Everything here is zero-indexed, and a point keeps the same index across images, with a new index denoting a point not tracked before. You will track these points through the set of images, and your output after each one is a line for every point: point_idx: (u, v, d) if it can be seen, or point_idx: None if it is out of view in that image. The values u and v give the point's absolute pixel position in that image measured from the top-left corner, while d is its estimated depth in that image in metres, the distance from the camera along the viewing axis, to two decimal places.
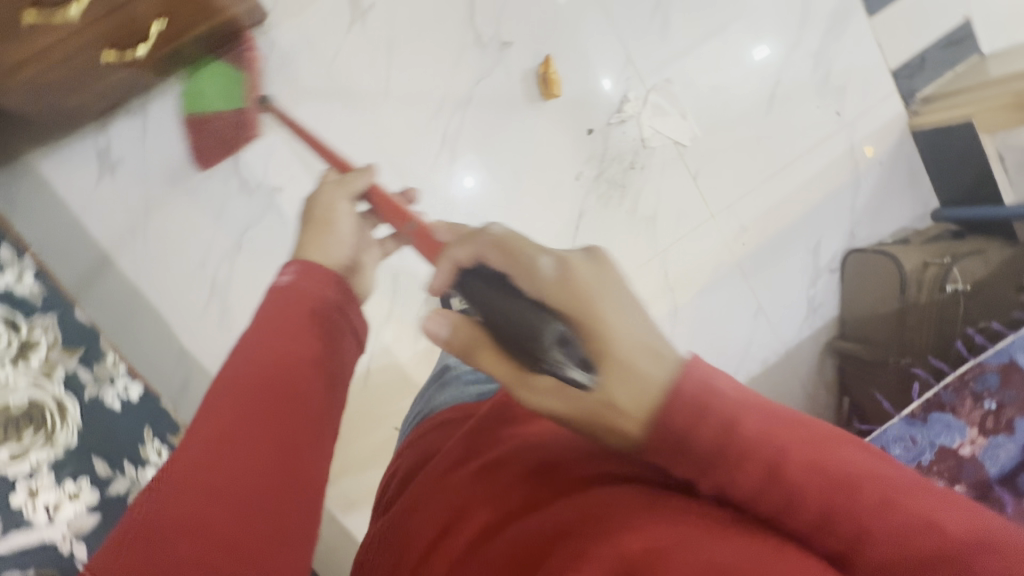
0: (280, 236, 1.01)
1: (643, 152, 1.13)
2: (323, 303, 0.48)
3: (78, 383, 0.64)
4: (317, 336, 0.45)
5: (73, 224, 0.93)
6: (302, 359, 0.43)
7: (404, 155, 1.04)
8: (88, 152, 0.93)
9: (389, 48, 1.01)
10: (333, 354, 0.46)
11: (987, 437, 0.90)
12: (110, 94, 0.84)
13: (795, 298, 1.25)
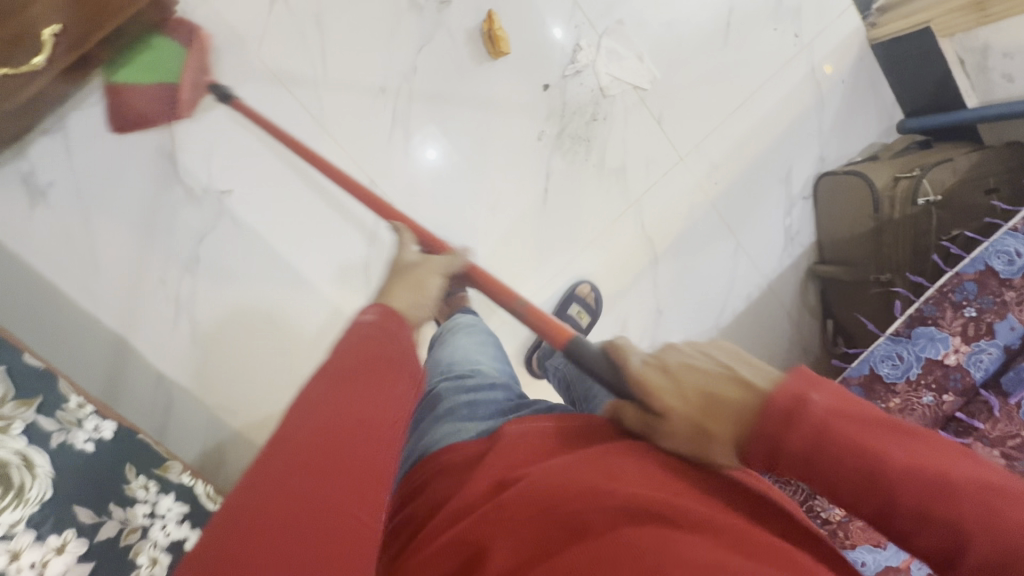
0: (240, 241, 0.96)
1: (604, 102, 1.09)
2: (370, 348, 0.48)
3: (41, 432, 0.58)
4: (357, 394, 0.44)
5: (10, 260, 0.86)
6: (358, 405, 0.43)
7: (356, 137, 0.98)
8: (10, 181, 0.86)
9: (318, 23, 0.93)
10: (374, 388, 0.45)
11: (970, 344, 0.90)
12: (19, 114, 0.77)
13: (770, 229, 1.26)
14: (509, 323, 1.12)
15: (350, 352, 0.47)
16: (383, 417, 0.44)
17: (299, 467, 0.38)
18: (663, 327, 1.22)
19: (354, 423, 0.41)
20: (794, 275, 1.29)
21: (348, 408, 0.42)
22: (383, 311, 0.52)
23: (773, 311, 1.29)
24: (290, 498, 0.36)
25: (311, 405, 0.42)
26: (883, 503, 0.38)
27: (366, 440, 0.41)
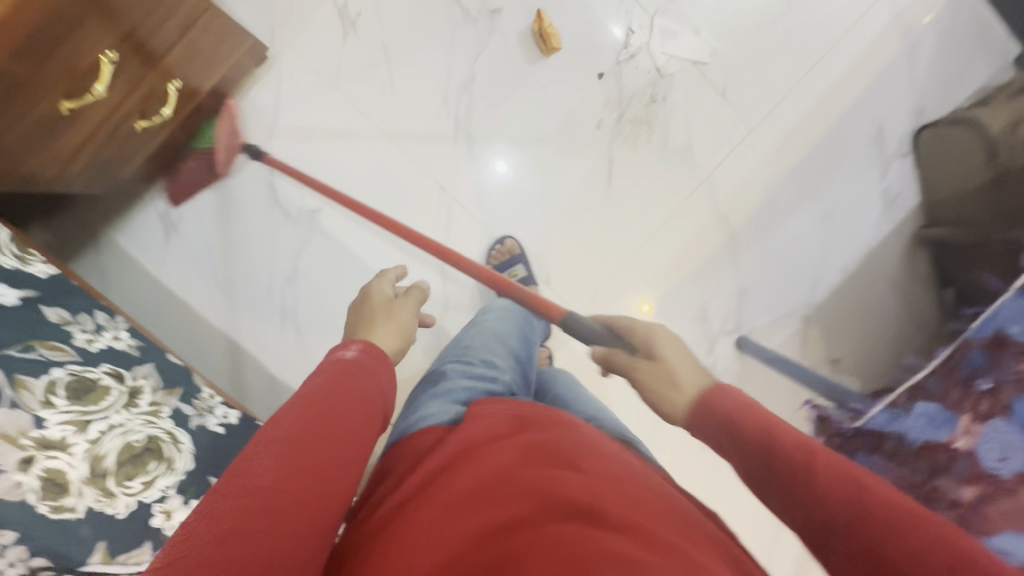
0: (330, 253, 1.07)
1: (662, 82, 1.07)
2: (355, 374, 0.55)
3: (183, 416, 0.69)
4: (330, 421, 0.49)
5: (154, 284, 1.04)
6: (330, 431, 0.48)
7: (425, 148, 1.06)
8: (150, 218, 1.03)
9: (385, 48, 1.02)
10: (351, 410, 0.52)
11: None
12: (155, 159, 0.93)
13: (863, 194, 1.15)
14: (583, 313, 1.13)
15: (333, 373, 0.54)
16: (355, 427, 0.50)
17: (282, 457, 0.45)
18: (748, 309, 1.15)
19: (331, 430, 0.48)
20: (898, 243, 1.16)
21: (327, 419, 0.49)
22: (366, 348, 0.59)
23: (876, 284, 1.17)
24: (269, 486, 0.43)
25: (286, 432, 0.47)
26: (813, 493, 0.44)
27: (340, 444, 0.48)
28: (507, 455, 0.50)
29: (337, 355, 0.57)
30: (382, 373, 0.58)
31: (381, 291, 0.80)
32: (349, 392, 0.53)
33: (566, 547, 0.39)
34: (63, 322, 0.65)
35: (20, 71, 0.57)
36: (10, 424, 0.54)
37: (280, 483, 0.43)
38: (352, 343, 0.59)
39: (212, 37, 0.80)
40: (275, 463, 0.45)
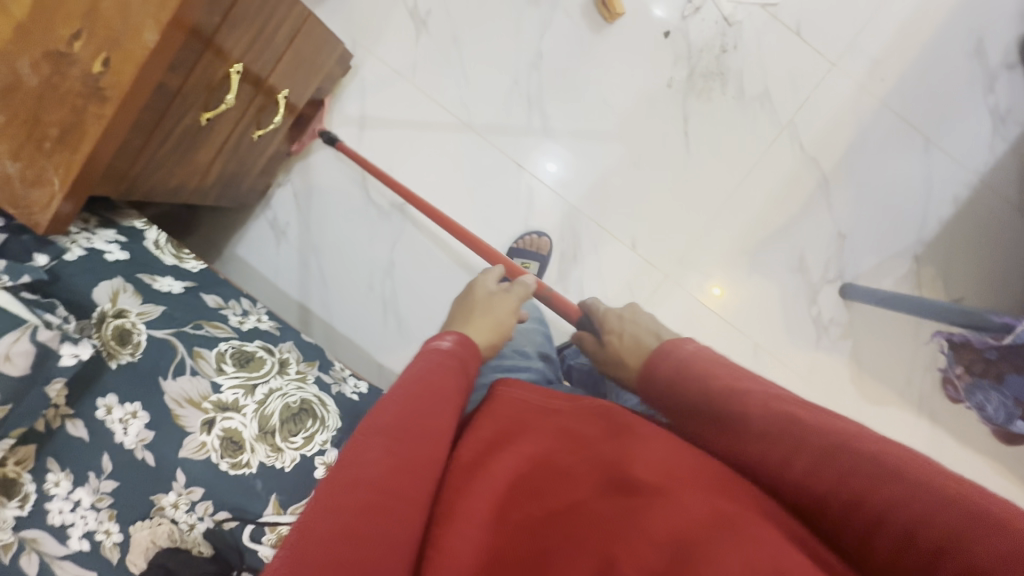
0: (422, 242, 1.12)
1: (731, 31, 1.06)
2: (453, 364, 0.59)
3: (324, 383, 0.74)
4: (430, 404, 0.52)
5: (272, 287, 1.16)
6: (426, 417, 0.51)
7: (502, 131, 1.10)
8: (263, 227, 1.15)
9: (455, 41, 1.08)
10: (450, 397, 0.55)
11: None
12: (265, 171, 1.03)
13: (969, 116, 1.06)
14: (673, 275, 1.12)
15: (430, 368, 0.57)
16: (448, 419, 0.52)
17: (388, 450, 0.47)
18: (851, 253, 1.09)
19: (427, 422, 0.50)
20: (1015, 163, 1.07)
21: (423, 410, 0.51)
22: (461, 339, 0.63)
23: (993, 210, 1.08)
24: (385, 469, 0.45)
25: (382, 419, 0.50)
26: (796, 463, 0.46)
27: (436, 437, 0.50)
28: (553, 438, 0.53)
29: (435, 345, 0.61)
30: (470, 363, 0.61)
31: (484, 286, 0.79)
32: (445, 377, 0.56)
33: (627, 533, 0.43)
34: (218, 306, 0.73)
35: (172, 86, 0.65)
36: (193, 390, 0.65)
37: (392, 474, 0.45)
38: (447, 335, 0.63)
39: (312, 44, 0.87)
40: (382, 455, 0.47)
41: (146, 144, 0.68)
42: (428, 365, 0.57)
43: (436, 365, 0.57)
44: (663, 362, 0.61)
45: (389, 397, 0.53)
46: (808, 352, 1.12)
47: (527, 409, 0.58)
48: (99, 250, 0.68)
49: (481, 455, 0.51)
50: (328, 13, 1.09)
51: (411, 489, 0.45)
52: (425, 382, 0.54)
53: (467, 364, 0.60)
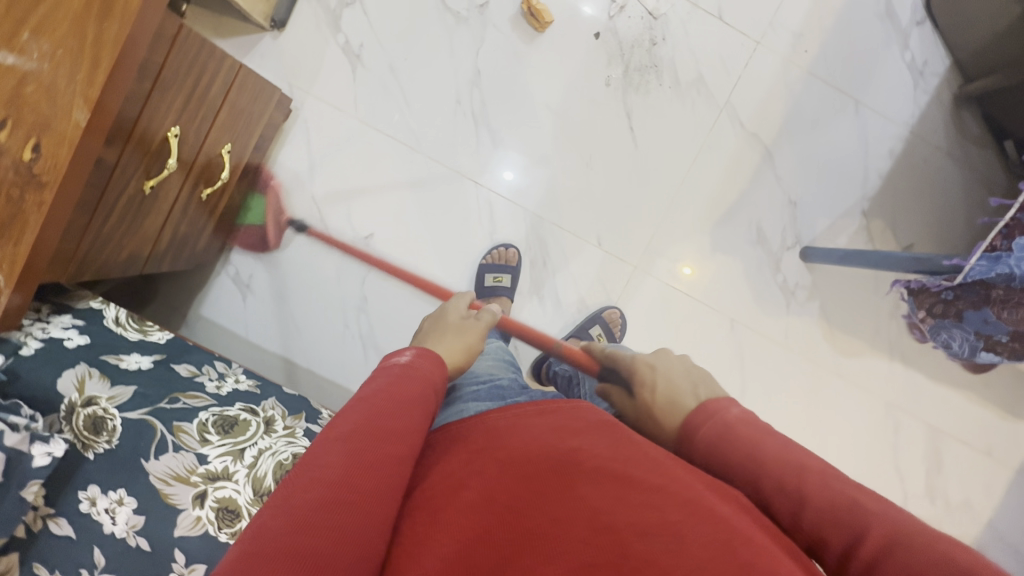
0: (392, 273, 1.12)
1: (657, 24, 1.09)
2: (420, 371, 0.58)
3: (314, 433, 0.73)
4: (398, 410, 0.51)
5: (245, 341, 1.14)
6: (397, 422, 0.50)
7: (453, 152, 1.11)
8: (226, 283, 1.13)
9: (392, 70, 1.09)
10: (418, 402, 0.54)
11: None
12: (220, 227, 1.01)
13: (889, 73, 1.12)
14: (642, 265, 1.15)
15: (394, 379, 0.55)
16: (416, 425, 0.52)
17: (351, 452, 0.46)
18: (804, 218, 1.14)
19: (396, 425, 0.50)
20: (939, 111, 1.13)
21: (392, 418, 0.50)
22: (421, 352, 0.61)
23: (928, 159, 1.14)
24: (353, 470, 0.45)
25: (350, 426, 0.49)
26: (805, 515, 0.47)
27: (404, 443, 0.49)
28: (533, 435, 0.55)
29: (395, 358, 0.60)
30: (437, 372, 0.60)
31: (455, 312, 0.86)
32: (413, 384, 0.55)
33: (603, 517, 0.45)
34: (192, 374, 0.72)
35: (110, 158, 0.64)
36: (179, 465, 0.63)
37: (355, 476, 0.45)
38: (405, 348, 0.62)
39: (249, 94, 0.86)
40: (343, 457, 0.46)
41: (91, 222, 0.66)
42: (393, 375, 0.56)
43: (403, 374, 0.56)
44: (704, 427, 0.57)
45: (356, 404, 0.52)
46: (782, 319, 1.16)
47: (505, 421, 0.58)
48: (57, 337, 0.66)
49: (465, 465, 0.52)
50: (258, 58, 1.08)
51: (373, 489, 0.45)
52: (391, 390, 0.54)
53: (437, 369, 0.60)
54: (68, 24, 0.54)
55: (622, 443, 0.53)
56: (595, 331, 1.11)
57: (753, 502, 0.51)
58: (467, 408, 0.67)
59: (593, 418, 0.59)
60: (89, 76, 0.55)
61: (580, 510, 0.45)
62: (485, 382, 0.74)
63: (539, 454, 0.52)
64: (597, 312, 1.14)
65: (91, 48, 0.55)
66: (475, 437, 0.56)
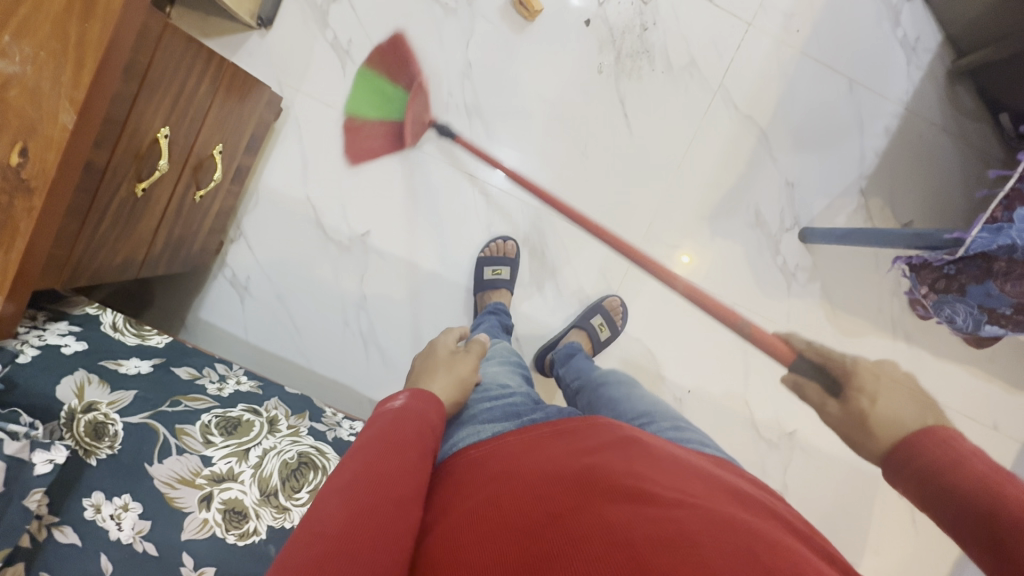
0: (390, 270, 1.11)
1: (648, 9, 1.08)
2: (414, 413, 0.59)
3: (318, 431, 0.73)
4: (397, 452, 0.52)
5: (245, 345, 1.13)
6: (397, 464, 0.51)
7: (448, 145, 1.10)
8: (223, 286, 1.12)
9: (383, 65, 1.08)
10: (417, 443, 0.55)
11: None
12: (214, 230, 1.00)
13: (882, 50, 1.12)
14: (641, 253, 1.14)
15: (391, 422, 0.57)
16: (416, 465, 0.52)
17: (349, 502, 0.46)
18: (802, 200, 1.14)
19: (397, 467, 0.50)
20: (933, 87, 1.13)
21: (392, 459, 0.51)
22: (414, 393, 0.63)
23: (924, 135, 1.14)
24: (358, 517, 0.45)
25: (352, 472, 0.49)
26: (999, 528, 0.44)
27: (405, 482, 0.50)
28: (544, 462, 0.55)
29: (390, 403, 0.61)
30: (430, 411, 0.61)
31: (444, 348, 0.85)
32: (410, 426, 0.57)
33: (623, 528, 0.44)
34: (193, 377, 0.71)
35: (99, 162, 0.63)
36: (184, 468, 0.62)
37: (359, 518, 0.45)
38: (399, 393, 0.63)
39: (238, 94, 0.86)
40: (343, 507, 0.46)
41: (84, 227, 0.65)
42: (389, 419, 0.57)
43: (398, 418, 0.58)
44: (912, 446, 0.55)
45: (356, 453, 0.53)
46: (783, 301, 1.15)
47: (512, 451, 0.59)
48: (55, 344, 0.65)
49: (478, 496, 0.52)
50: (245, 58, 1.06)
51: (377, 529, 0.44)
52: (388, 434, 0.54)
53: (432, 409, 0.62)
54: (51, 26, 0.53)
55: (631, 461, 0.54)
56: (596, 321, 1.11)
57: (779, 516, 0.50)
58: (481, 429, 0.66)
59: (603, 438, 0.59)
60: (75, 76, 0.54)
61: (597, 526, 0.44)
62: (497, 400, 0.74)
63: (548, 480, 0.51)
64: (598, 302, 1.14)
65: (75, 48, 0.54)
66: (482, 471, 0.57)
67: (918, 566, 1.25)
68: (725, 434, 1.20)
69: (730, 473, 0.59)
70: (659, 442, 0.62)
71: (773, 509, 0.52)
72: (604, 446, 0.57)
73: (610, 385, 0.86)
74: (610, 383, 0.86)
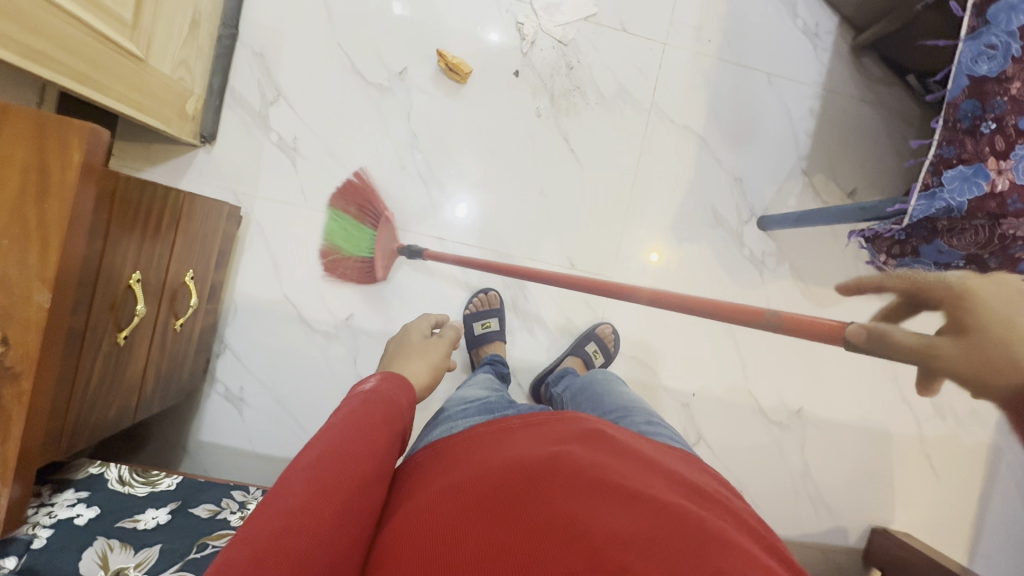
0: (382, 347, 1.12)
1: (569, 50, 1.14)
2: (388, 395, 0.58)
3: None
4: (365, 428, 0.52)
5: (251, 455, 1.11)
6: (366, 445, 0.50)
7: (410, 214, 1.13)
8: (218, 402, 1.10)
9: (333, 154, 1.10)
10: (387, 427, 0.54)
11: None
12: (200, 349, 0.99)
13: (789, 41, 1.20)
14: (618, 274, 1.18)
15: (363, 400, 0.56)
16: (384, 450, 0.52)
17: (312, 478, 0.46)
18: (752, 190, 1.20)
19: (364, 448, 0.50)
20: (841, 63, 1.21)
21: (362, 439, 0.51)
22: (386, 376, 0.62)
23: (844, 107, 1.22)
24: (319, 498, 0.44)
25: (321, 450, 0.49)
26: None
27: (369, 466, 0.49)
28: (515, 451, 0.55)
29: (360, 385, 0.60)
30: (400, 395, 0.59)
31: (419, 331, 0.88)
32: (380, 405, 0.56)
33: (582, 522, 0.44)
34: (213, 513, 0.71)
35: (79, 326, 0.63)
36: None
37: (317, 499, 0.44)
38: (371, 374, 0.62)
39: (200, 213, 0.86)
40: (305, 486, 0.45)
41: (74, 390, 0.65)
42: (360, 398, 0.57)
43: (372, 395, 0.57)
44: None
45: (324, 430, 0.52)
46: (759, 288, 1.22)
47: (484, 442, 0.59)
48: (66, 517, 0.64)
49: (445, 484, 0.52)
50: (196, 177, 1.07)
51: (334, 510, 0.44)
52: (358, 413, 0.54)
53: (406, 389, 0.61)
54: (9, 215, 0.54)
55: (601, 453, 0.54)
56: (590, 348, 1.12)
57: (733, 512, 0.51)
58: (455, 424, 0.67)
59: (577, 428, 0.59)
60: (41, 257, 0.54)
61: (557, 519, 0.45)
62: (473, 402, 0.75)
63: (514, 467, 0.52)
64: (591, 329, 1.16)
65: (38, 228, 0.54)
66: (447, 462, 0.57)
67: (949, 507, 1.29)
68: (739, 427, 1.23)
69: (689, 467, 0.60)
70: (629, 435, 0.61)
71: (725, 499, 0.53)
72: (576, 437, 0.57)
73: (595, 383, 0.90)
74: (588, 398, 0.86)
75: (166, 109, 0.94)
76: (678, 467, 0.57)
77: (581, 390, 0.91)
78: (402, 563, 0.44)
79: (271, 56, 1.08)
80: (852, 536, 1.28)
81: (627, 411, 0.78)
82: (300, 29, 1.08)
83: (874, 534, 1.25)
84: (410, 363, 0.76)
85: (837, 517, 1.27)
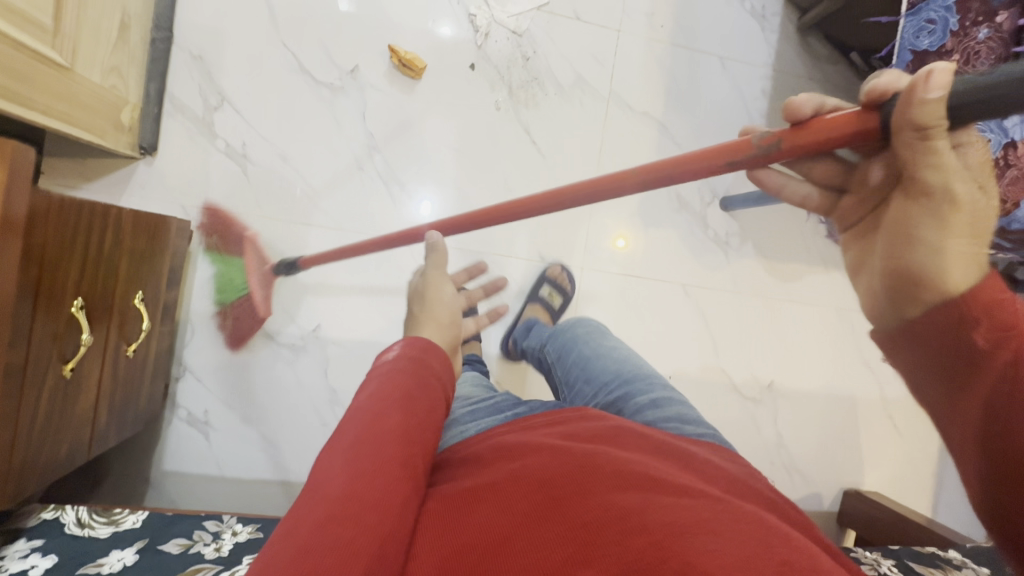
0: (354, 356, 1.09)
1: (525, 41, 1.13)
2: (419, 360, 0.58)
3: None
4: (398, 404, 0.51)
5: (222, 480, 1.06)
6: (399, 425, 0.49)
7: (373, 218, 1.09)
8: (182, 428, 1.04)
9: (287, 160, 1.05)
10: (421, 402, 0.53)
11: None
12: (157, 374, 0.94)
13: (739, 25, 1.22)
14: (588, 265, 1.19)
15: (394, 372, 0.56)
16: (420, 429, 0.51)
17: (349, 459, 0.45)
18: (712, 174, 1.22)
19: (399, 428, 0.49)
20: (789, 45, 1.24)
21: (395, 417, 0.49)
22: (408, 342, 0.61)
23: (794, 88, 1.25)
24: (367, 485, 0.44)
25: (356, 429, 0.48)
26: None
27: (405, 448, 0.48)
28: (549, 449, 0.53)
29: (383, 356, 0.60)
30: (431, 360, 0.59)
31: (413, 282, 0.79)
32: (410, 377, 0.55)
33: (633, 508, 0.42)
34: (186, 547, 0.67)
35: (18, 362, 0.58)
36: None
37: (354, 482, 0.43)
38: (393, 343, 0.62)
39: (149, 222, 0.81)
40: (343, 469, 0.44)
41: (17, 431, 0.60)
42: (390, 370, 0.56)
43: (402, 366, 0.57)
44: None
45: (357, 406, 0.52)
46: (725, 269, 1.24)
47: (512, 442, 0.57)
48: (20, 571, 0.60)
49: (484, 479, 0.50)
50: (138, 192, 1.00)
51: (372, 493, 0.43)
52: (392, 390, 0.53)
53: (437, 359, 0.61)
54: None
55: (636, 451, 0.53)
56: (545, 292, 1.14)
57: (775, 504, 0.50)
58: (466, 428, 0.72)
59: (609, 429, 0.58)
60: None
61: (607, 508, 0.43)
62: (477, 404, 0.80)
63: (553, 462, 0.50)
64: (541, 272, 1.17)
65: None
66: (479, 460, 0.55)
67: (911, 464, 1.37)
68: (715, 406, 1.26)
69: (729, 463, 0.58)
70: (656, 433, 0.61)
71: (758, 488, 0.53)
72: (607, 438, 0.56)
73: (578, 345, 0.91)
74: (576, 371, 0.87)
75: (99, 120, 0.87)
76: (711, 461, 0.56)
77: (567, 356, 0.91)
78: (448, 556, 0.42)
79: (212, 59, 1.02)
80: (826, 501, 1.33)
81: (624, 384, 0.78)
82: (241, 29, 1.03)
83: (846, 496, 1.30)
84: (450, 304, 0.74)
85: (811, 483, 1.32)
